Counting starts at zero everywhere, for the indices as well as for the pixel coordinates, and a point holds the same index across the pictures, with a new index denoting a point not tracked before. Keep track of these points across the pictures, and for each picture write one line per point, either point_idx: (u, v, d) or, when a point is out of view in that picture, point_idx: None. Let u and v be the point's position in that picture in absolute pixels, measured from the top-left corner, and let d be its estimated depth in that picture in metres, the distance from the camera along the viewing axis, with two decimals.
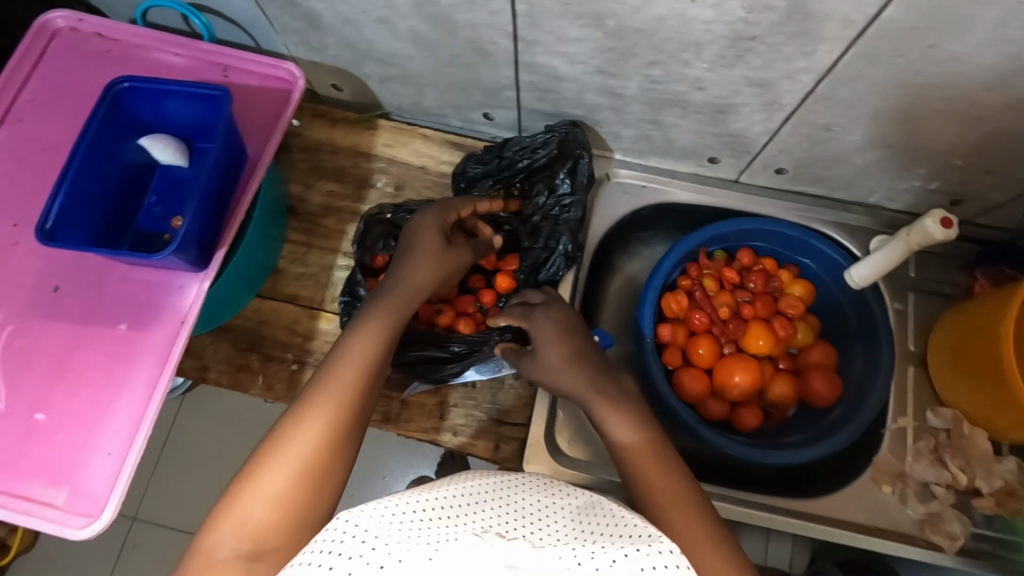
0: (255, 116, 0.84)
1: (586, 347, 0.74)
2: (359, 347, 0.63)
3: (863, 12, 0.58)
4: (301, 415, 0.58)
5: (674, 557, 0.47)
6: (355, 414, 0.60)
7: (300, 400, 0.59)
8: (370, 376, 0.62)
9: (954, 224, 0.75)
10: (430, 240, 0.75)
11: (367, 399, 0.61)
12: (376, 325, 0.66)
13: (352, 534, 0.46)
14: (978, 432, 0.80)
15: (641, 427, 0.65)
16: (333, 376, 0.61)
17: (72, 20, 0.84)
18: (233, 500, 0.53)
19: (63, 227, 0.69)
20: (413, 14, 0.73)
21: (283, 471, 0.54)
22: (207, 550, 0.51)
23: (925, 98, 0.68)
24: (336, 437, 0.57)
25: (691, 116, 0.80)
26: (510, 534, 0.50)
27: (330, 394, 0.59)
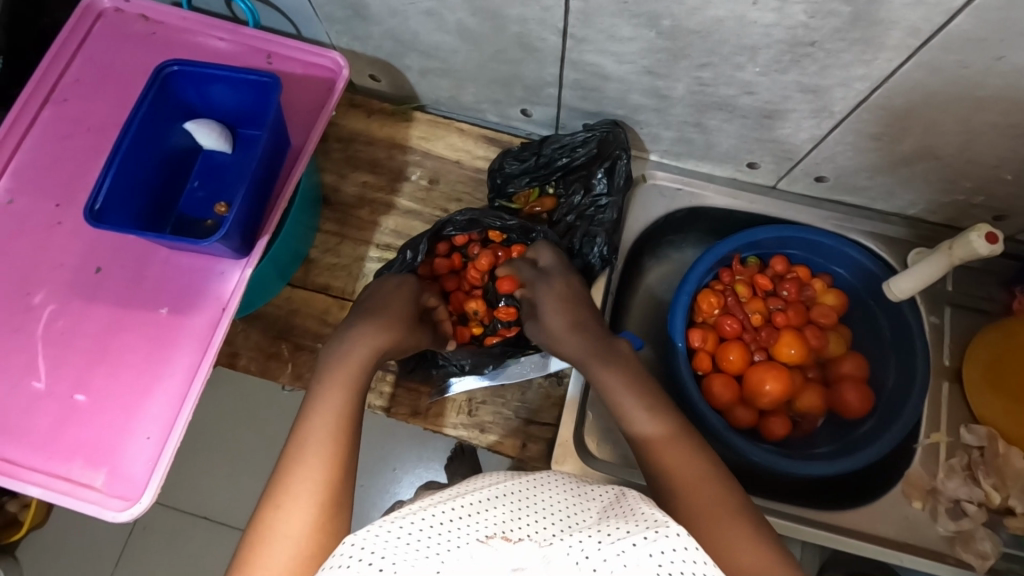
0: (297, 103, 0.83)
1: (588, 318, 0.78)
2: (321, 415, 0.62)
3: (930, 21, 0.57)
4: (282, 498, 0.56)
5: (683, 540, 0.46)
6: (342, 480, 0.59)
7: (275, 484, 0.58)
8: (343, 443, 0.61)
9: (1000, 239, 0.73)
10: (399, 308, 0.77)
11: (348, 469, 0.60)
12: (340, 390, 0.65)
13: (359, 559, 0.45)
14: (1013, 451, 0.79)
15: (658, 414, 0.66)
16: (308, 441, 0.60)
17: (118, 2, 0.84)
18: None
19: (110, 208, 0.69)
20: (464, 7, 0.72)
21: (283, 545, 0.54)
22: None
23: (985, 109, 0.67)
24: (325, 508, 0.57)
25: (736, 120, 0.80)
26: (515, 536, 0.49)
27: (309, 468, 0.58)
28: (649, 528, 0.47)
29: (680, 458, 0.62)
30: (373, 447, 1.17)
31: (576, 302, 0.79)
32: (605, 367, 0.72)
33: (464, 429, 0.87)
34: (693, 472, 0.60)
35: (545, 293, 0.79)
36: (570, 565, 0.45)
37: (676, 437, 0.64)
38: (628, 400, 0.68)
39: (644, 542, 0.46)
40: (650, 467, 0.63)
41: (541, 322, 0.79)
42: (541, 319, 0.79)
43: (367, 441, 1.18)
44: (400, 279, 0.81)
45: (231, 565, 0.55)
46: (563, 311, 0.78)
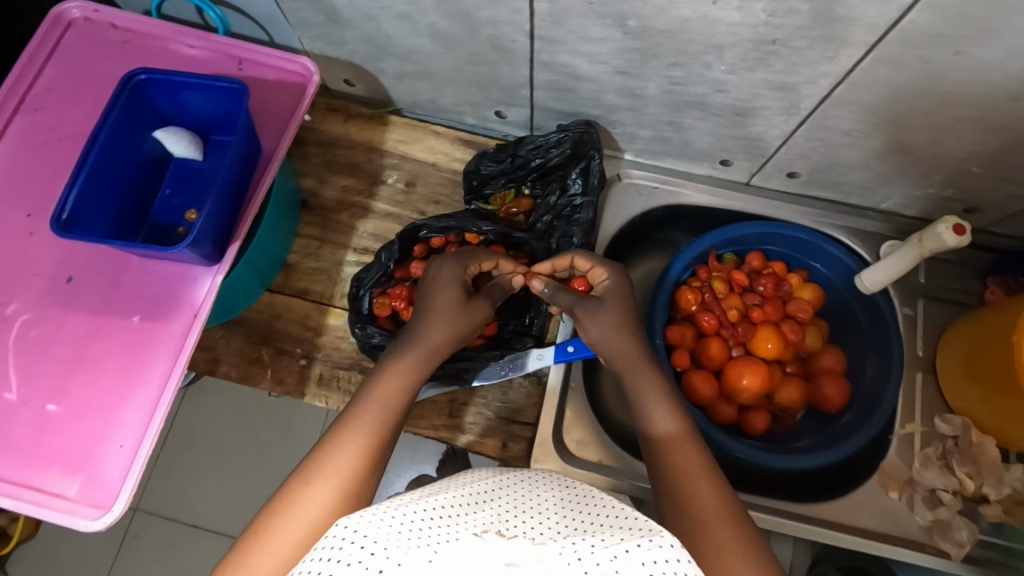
0: (269, 110, 0.84)
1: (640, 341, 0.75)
2: (367, 413, 0.64)
3: (887, 17, 0.58)
4: (313, 475, 0.59)
5: (675, 551, 0.45)
6: (365, 481, 0.61)
7: (312, 460, 0.61)
8: (382, 440, 0.63)
9: (967, 231, 0.75)
10: (450, 294, 0.74)
11: (380, 462, 0.63)
12: (385, 393, 0.66)
13: (351, 542, 0.44)
14: (987, 440, 0.80)
15: (679, 417, 0.67)
16: (347, 437, 0.62)
17: (87, 11, 0.84)
18: (242, 556, 0.54)
19: (80, 218, 0.69)
20: (435, 10, 0.73)
21: (296, 529, 0.56)
22: None
23: (950, 104, 0.68)
24: (344, 501, 0.59)
25: (709, 118, 0.80)
26: (510, 532, 0.50)
27: (346, 454, 0.61)
28: (642, 535, 0.47)
29: (686, 460, 0.63)
30: None
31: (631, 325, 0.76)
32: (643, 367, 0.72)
33: (445, 431, 0.86)
34: (696, 474, 0.61)
35: (598, 318, 0.75)
36: (562, 565, 0.45)
37: (685, 442, 0.65)
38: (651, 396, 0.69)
39: (637, 549, 0.45)
40: (653, 461, 0.65)
41: (601, 304, 0.76)
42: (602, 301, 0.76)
43: None
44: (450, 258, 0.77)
45: (242, 534, 0.56)
46: (620, 333, 0.74)
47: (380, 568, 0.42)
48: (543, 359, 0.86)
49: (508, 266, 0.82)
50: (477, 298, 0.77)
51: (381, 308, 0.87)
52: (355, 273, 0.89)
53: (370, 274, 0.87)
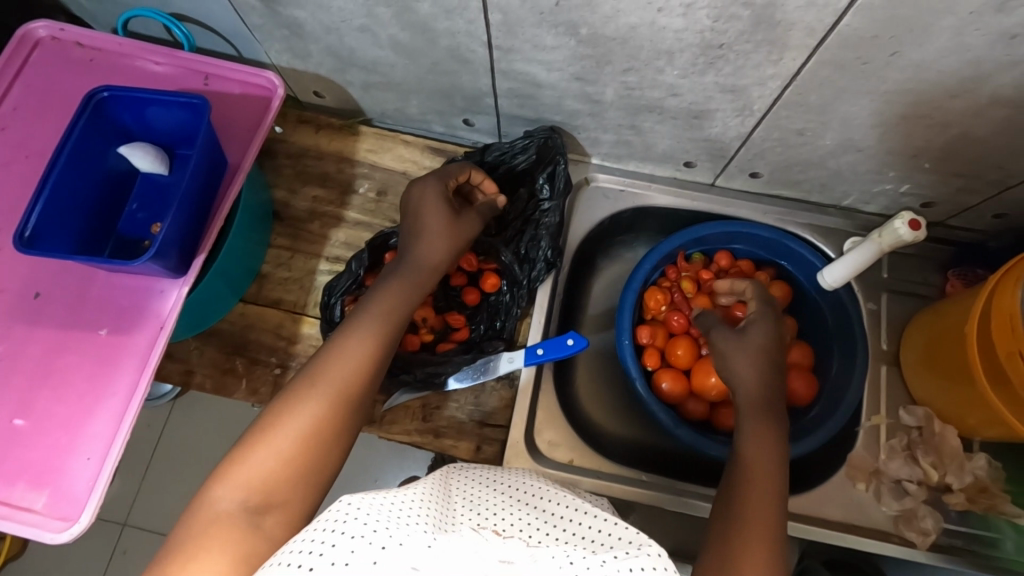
0: (235, 124, 0.85)
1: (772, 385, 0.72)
2: (368, 318, 0.66)
3: (824, 21, 0.60)
4: (315, 377, 0.60)
5: (662, 561, 0.46)
6: (365, 381, 0.62)
7: (314, 364, 0.62)
8: (383, 342, 0.65)
9: (922, 225, 0.76)
10: (438, 208, 0.77)
11: (381, 366, 0.64)
12: (386, 302, 0.68)
13: (354, 516, 0.45)
14: (949, 429, 0.82)
15: (774, 455, 0.66)
16: (349, 337, 0.64)
17: (53, 30, 0.85)
18: (241, 455, 0.55)
19: (42, 234, 0.70)
20: (393, 22, 0.74)
21: (296, 422, 0.57)
22: (214, 501, 0.52)
23: (894, 103, 0.70)
24: (345, 403, 0.60)
25: (667, 121, 0.82)
26: (505, 532, 0.52)
27: (348, 354, 0.62)
28: (634, 546, 0.48)
29: (759, 494, 0.63)
30: (350, 458, 1.18)
31: (771, 363, 0.74)
32: (766, 405, 0.71)
33: (419, 435, 0.87)
34: (755, 510, 0.61)
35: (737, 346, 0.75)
36: (554, 567, 0.45)
37: (768, 477, 0.64)
38: (762, 427, 0.69)
39: (626, 556, 0.46)
40: (728, 482, 0.66)
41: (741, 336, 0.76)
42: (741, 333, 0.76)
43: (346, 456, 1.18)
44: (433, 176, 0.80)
45: (244, 433, 0.57)
46: (754, 370, 0.73)
47: (382, 545, 0.42)
48: (514, 362, 0.86)
49: (479, 178, 0.84)
50: (466, 214, 0.81)
51: None
52: (326, 282, 0.90)
53: (340, 283, 0.87)
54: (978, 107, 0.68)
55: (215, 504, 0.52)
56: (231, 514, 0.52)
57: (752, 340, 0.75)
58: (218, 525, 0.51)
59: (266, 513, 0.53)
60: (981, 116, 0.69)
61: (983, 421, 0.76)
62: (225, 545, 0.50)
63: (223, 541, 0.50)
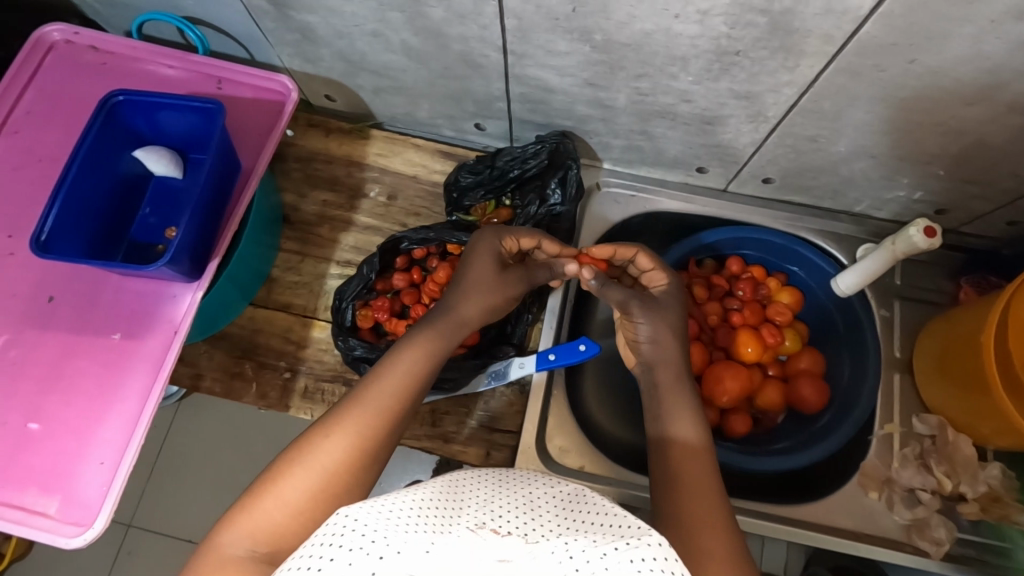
0: (248, 128, 0.85)
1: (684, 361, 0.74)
2: (392, 375, 0.64)
3: (841, 28, 0.60)
4: (331, 430, 0.60)
5: (663, 550, 0.45)
6: (381, 442, 0.61)
7: (332, 417, 0.61)
8: (402, 404, 0.63)
9: (937, 233, 0.76)
10: (484, 267, 0.76)
11: (397, 426, 0.63)
12: (410, 361, 0.66)
13: (352, 528, 0.44)
14: (962, 438, 0.81)
15: (700, 429, 0.67)
16: (371, 395, 0.62)
17: (68, 34, 0.85)
18: (253, 501, 0.55)
19: (57, 238, 0.70)
20: (406, 27, 0.74)
21: (307, 476, 0.57)
22: (222, 545, 0.53)
23: (908, 110, 0.70)
24: (358, 460, 0.59)
25: (679, 127, 0.82)
26: (503, 531, 0.51)
27: (367, 413, 0.61)
28: (632, 538, 0.46)
29: (699, 474, 0.63)
30: None
31: (681, 338, 0.75)
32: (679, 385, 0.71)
33: (429, 440, 0.88)
34: (705, 488, 0.61)
35: (651, 316, 0.75)
36: (554, 563, 0.44)
37: (700, 456, 0.65)
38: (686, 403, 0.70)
39: (627, 547, 0.45)
40: (663, 462, 0.65)
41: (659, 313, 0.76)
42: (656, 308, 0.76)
43: None
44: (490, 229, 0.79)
45: (256, 477, 0.58)
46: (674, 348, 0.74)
47: (380, 554, 0.41)
48: (525, 367, 0.86)
49: (551, 248, 0.81)
50: (515, 272, 0.78)
51: (364, 320, 0.88)
52: (337, 285, 0.90)
53: (350, 287, 0.88)
54: (994, 114, 0.68)
55: (224, 548, 0.53)
56: (238, 561, 0.52)
57: (667, 312, 0.76)
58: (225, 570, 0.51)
59: (271, 562, 0.53)
60: (997, 123, 0.69)
61: (997, 430, 0.74)
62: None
63: None
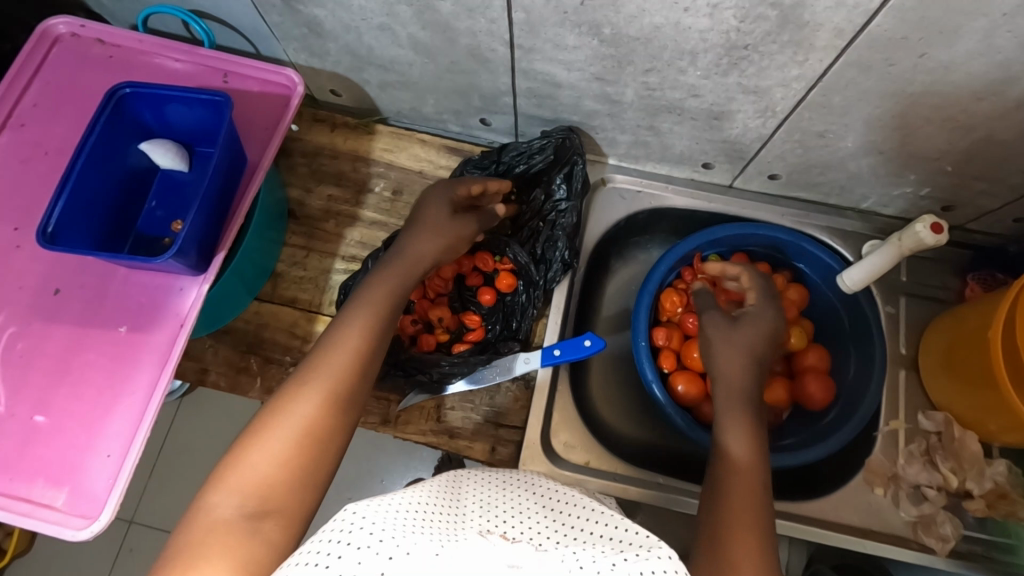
0: (254, 121, 0.85)
1: (755, 385, 0.72)
2: (362, 314, 0.66)
3: (853, 22, 0.60)
4: (307, 376, 0.60)
5: (673, 562, 0.44)
6: (356, 385, 0.61)
7: (304, 366, 0.61)
8: (374, 342, 0.64)
9: (944, 229, 0.76)
10: (437, 212, 0.78)
11: (370, 363, 0.63)
12: (375, 300, 0.68)
13: (359, 526, 0.44)
14: (968, 435, 0.81)
15: (754, 446, 0.66)
16: (340, 336, 0.63)
17: (73, 27, 0.85)
18: (236, 458, 0.54)
19: (64, 230, 0.70)
20: (413, 21, 0.74)
21: (289, 424, 0.57)
22: (211, 507, 0.52)
23: (917, 105, 0.70)
24: (336, 401, 0.59)
25: (686, 122, 0.82)
26: (512, 537, 0.51)
27: (339, 353, 0.62)
28: (642, 548, 0.46)
29: (745, 493, 0.61)
30: (356, 457, 1.18)
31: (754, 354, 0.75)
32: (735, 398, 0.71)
33: (434, 436, 0.87)
34: (746, 504, 0.60)
35: (718, 327, 0.78)
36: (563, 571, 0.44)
37: (752, 473, 0.63)
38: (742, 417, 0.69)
39: (636, 558, 0.45)
40: (711, 474, 0.65)
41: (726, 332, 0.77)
42: (733, 327, 0.77)
43: (352, 455, 1.18)
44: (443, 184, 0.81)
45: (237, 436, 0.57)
46: (741, 365, 0.74)
47: (389, 554, 0.41)
48: (530, 363, 0.85)
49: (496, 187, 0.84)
50: (465, 216, 0.80)
51: None
52: (342, 282, 0.89)
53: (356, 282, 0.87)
54: (1003, 109, 0.68)
55: (213, 511, 0.51)
56: (229, 519, 0.51)
57: (741, 328, 0.77)
58: (216, 531, 0.50)
59: (264, 519, 0.52)
60: (1006, 118, 0.69)
61: (1005, 426, 0.74)
62: (227, 552, 0.49)
63: (222, 549, 0.49)
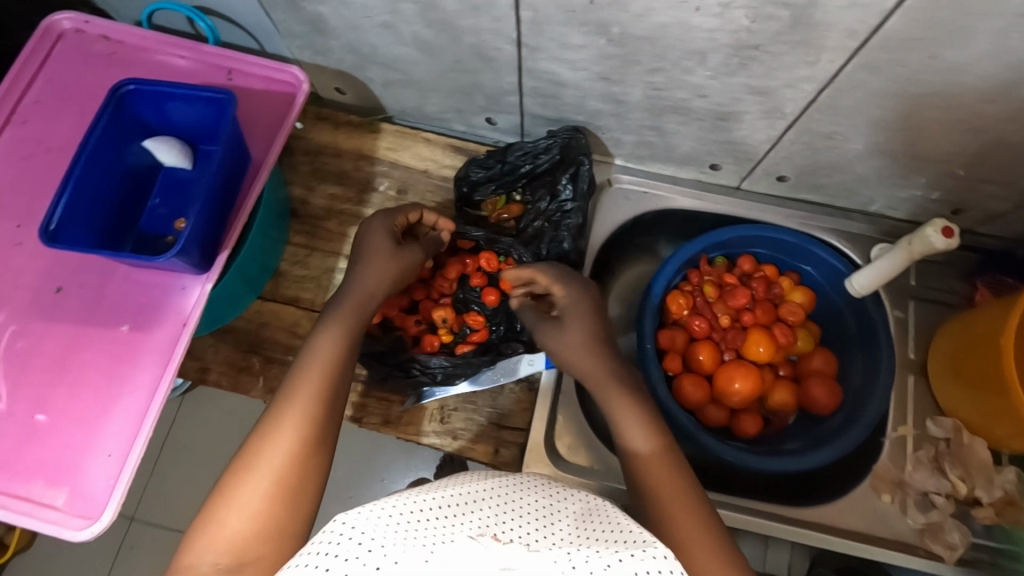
0: (258, 119, 0.84)
1: (606, 365, 0.71)
2: (318, 354, 0.65)
3: (865, 22, 0.59)
4: (271, 427, 0.59)
5: (668, 562, 0.46)
6: (322, 427, 0.60)
7: (267, 415, 0.60)
8: (334, 382, 0.63)
9: (955, 233, 0.75)
10: (380, 243, 0.75)
11: (334, 405, 0.63)
12: (331, 338, 0.66)
13: (348, 537, 0.44)
14: (977, 441, 0.79)
15: (652, 434, 0.65)
16: (301, 380, 0.62)
17: (77, 23, 0.85)
18: (208, 517, 0.54)
19: (67, 228, 0.70)
20: (417, 19, 0.73)
21: (260, 476, 0.56)
22: (190, 567, 0.52)
23: (928, 107, 0.69)
24: (305, 447, 0.59)
25: (693, 123, 0.81)
26: (505, 538, 0.48)
27: (301, 399, 0.61)
28: (636, 547, 0.47)
29: (667, 484, 0.62)
30: (358, 456, 1.17)
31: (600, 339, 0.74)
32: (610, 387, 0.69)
33: (436, 437, 0.86)
34: (677, 496, 0.61)
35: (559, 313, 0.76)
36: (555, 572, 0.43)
37: (663, 461, 0.63)
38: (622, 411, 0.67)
39: (631, 559, 0.45)
40: (632, 481, 0.64)
41: (556, 328, 0.75)
42: (558, 326, 0.75)
43: (352, 454, 1.17)
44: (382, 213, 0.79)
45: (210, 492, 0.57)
46: (584, 353, 0.72)
47: (378, 565, 0.42)
48: (535, 364, 0.87)
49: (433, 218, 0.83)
50: (410, 246, 0.78)
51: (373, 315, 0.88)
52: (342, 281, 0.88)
53: None
54: (1015, 112, 0.67)
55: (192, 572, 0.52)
56: None
57: (573, 316, 0.75)
58: None
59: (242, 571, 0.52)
60: (1019, 121, 0.68)
61: (1013, 433, 0.73)
62: None
63: None
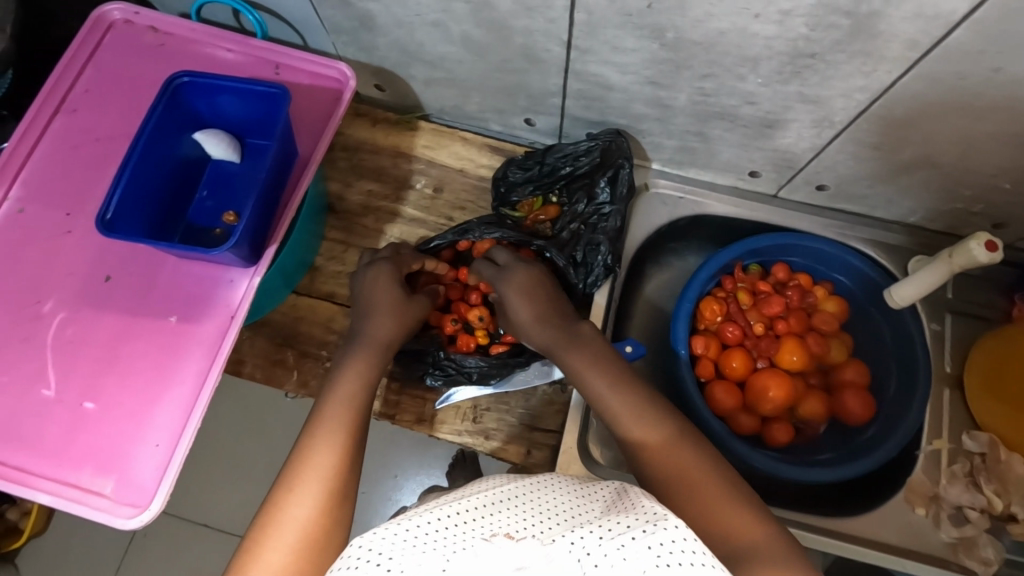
0: (305, 114, 0.85)
1: (557, 332, 0.72)
2: (334, 406, 0.65)
3: (929, 34, 0.58)
4: (292, 483, 0.59)
5: (681, 531, 0.44)
6: (344, 484, 0.60)
7: (286, 471, 0.60)
8: (354, 434, 0.63)
9: (999, 248, 0.74)
10: (386, 294, 0.76)
11: (356, 459, 0.62)
12: (346, 390, 0.66)
13: (367, 560, 0.44)
14: (1015, 457, 0.79)
15: (651, 419, 0.63)
16: (319, 433, 0.62)
17: (127, 13, 0.86)
18: None
19: (121, 218, 0.70)
20: (469, 19, 0.73)
21: (285, 533, 0.56)
22: None
23: (981, 120, 0.68)
24: (330, 500, 0.58)
25: (737, 129, 0.81)
26: (520, 534, 0.48)
27: (323, 454, 0.60)
28: (647, 521, 0.46)
29: (678, 467, 0.59)
30: (376, 452, 1.17)
31: (546, 315, 0.74)
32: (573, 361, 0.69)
33: (468, 436, 0.87)
34: (694, 474, 0.58)
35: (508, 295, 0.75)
36: None
37: (668, 446, 0.61)
38: (612, 402, 0.65)
39: (643, 535, 0.44)
40: (646, 475, 0.61)
41: (508, 316, 0.77)
42: (508, 315, 0.76)
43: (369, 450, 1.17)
44: (388, 258, 0.80)
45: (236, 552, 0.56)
46: (539, 327, 0.73)
47: None
48: None
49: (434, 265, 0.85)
50: (417, 296, 0.79)
51: None
52: None
53: None
54: None
55: None
56: None
57: (520, 295, 0.75)
58: None
59: None
60: None
61: None
62: None
63: None
